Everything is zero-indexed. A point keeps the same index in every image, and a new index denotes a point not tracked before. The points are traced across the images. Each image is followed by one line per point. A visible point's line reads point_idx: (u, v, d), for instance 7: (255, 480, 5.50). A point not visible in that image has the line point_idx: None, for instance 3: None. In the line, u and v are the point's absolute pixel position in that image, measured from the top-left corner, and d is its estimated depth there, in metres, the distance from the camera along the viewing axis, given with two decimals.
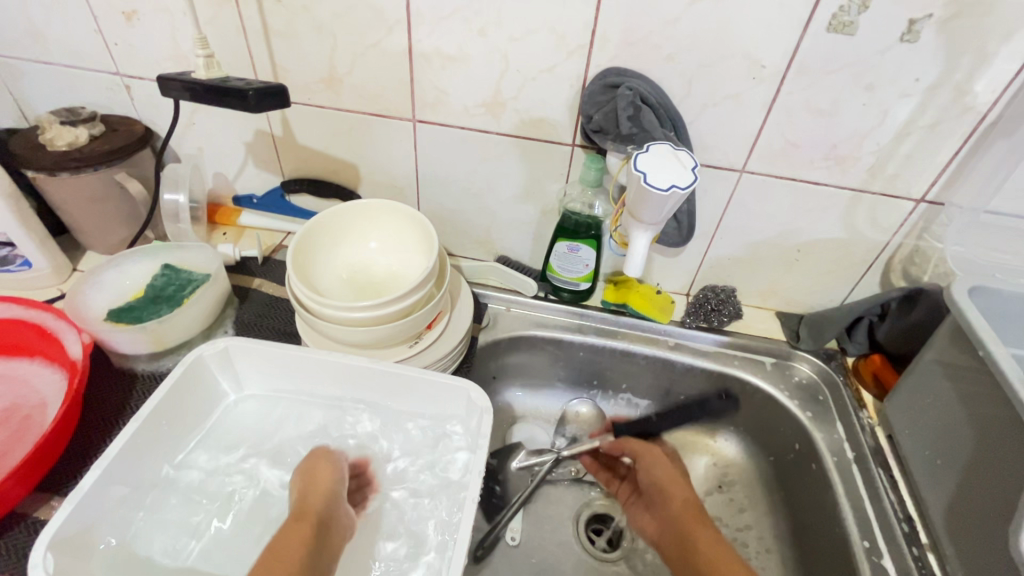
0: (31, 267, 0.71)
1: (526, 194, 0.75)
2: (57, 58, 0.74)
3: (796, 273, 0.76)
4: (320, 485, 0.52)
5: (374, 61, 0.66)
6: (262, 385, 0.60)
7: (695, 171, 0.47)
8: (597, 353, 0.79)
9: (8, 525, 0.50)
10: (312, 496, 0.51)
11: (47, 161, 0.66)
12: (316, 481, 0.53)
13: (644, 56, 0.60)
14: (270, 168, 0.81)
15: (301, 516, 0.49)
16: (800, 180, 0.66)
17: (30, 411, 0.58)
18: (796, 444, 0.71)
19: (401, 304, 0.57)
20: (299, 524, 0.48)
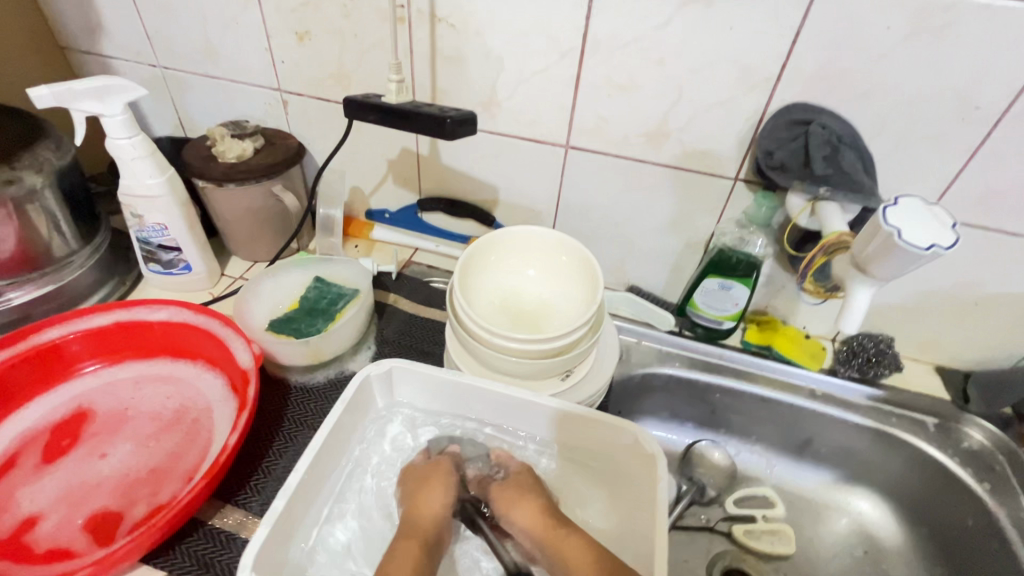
0: (191, 271, 0.74)
1: (673, 226, 0.72)
2: (223, 73, 0.78)
3: (968, 328, 0.69)
4: (430, 510, 0.54)
5: (538, 87, 0.66)
6: (415, 403, 0.60)
7: (959, 231, 0.43)
8: (735, 396, 0.74)
9: (189, 530, 0.51)
10: (422, 517, 0.53)
11: (217, 172, 0.69)
12: (425, 503, 0.54)
13: (838, 91, 0.56)
14: (408, 185, 0.82)
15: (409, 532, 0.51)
16: (996, 229, 0.60)
17: (199, 415, 0.60)
18: (969, 519, 0.64)
19: (566, 337, 0.56)
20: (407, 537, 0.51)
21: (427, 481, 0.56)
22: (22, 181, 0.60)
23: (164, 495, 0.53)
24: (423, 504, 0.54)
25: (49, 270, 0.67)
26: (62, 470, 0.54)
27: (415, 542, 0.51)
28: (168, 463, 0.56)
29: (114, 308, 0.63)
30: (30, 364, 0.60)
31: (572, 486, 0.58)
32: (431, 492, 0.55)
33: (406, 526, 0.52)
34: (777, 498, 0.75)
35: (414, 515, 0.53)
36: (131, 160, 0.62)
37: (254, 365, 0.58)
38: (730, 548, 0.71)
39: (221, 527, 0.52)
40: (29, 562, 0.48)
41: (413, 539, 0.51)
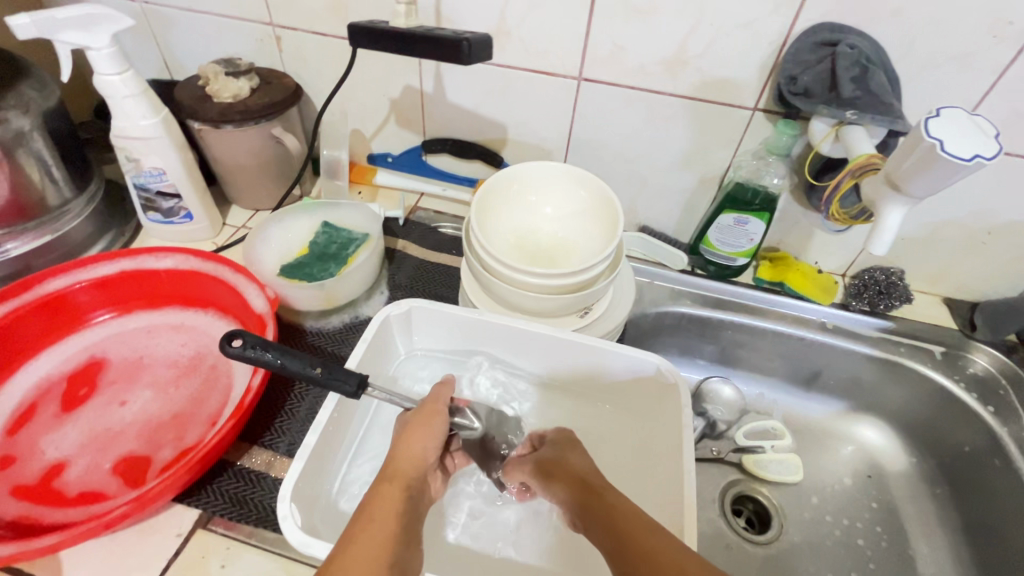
0: (192, 219, 0.72)
1: (689, 160, 0.70)
2: (210, 6, 0.73)
3: (979, 258, 0.70)
4: (413, 452, 0.46)
5: (550, 12, 0.62)
6: (433, 342, 0.60)
7: (1002, 142, 0.42)
8: (746, 332, 0.75)
9: (219, 470, 0.51)
10: (402, 461, 0.46)
11: (214, 113, 0.66)
12: (409, 443, 0.47)
13: (868, 9, 0.54)
14: (411, 126, 0.79)
15: (392, 477, 0.44)
16: (1016, 155, 0.59)
17: (216, 361, 0.59)
18: (967, 446, 0.67)
19: (584, 275, 0.55)
20: (389, 483, 0.44)
21: (415, 419, 0.48)
22: (9, 123, 0.57)
23: (189, 438, 0.53)
24: (413, 440, 0.47)
25: (46, 220, 0.64)
26: (83, 418, 0.54)
27: (400, 491, 0.43)
28: (190, 408, 0.56)
29: (118, 256, 0.62)
30: (38, 314, 0.58)
31: (609, 427, 0.58)
32: (420, 432, 0.47)
33: (387, 471, 0.45)
34: (785, 429, 0.76)
35: (395, 459, 0.46)
36: (123, 100, 0.59)
37: (270, 309, 0.57)
38: (742, 476, 0.74)
39: (249, 467, 0.52)
40: (62, 505, 0.48)
41: (395, 484, 0.44)
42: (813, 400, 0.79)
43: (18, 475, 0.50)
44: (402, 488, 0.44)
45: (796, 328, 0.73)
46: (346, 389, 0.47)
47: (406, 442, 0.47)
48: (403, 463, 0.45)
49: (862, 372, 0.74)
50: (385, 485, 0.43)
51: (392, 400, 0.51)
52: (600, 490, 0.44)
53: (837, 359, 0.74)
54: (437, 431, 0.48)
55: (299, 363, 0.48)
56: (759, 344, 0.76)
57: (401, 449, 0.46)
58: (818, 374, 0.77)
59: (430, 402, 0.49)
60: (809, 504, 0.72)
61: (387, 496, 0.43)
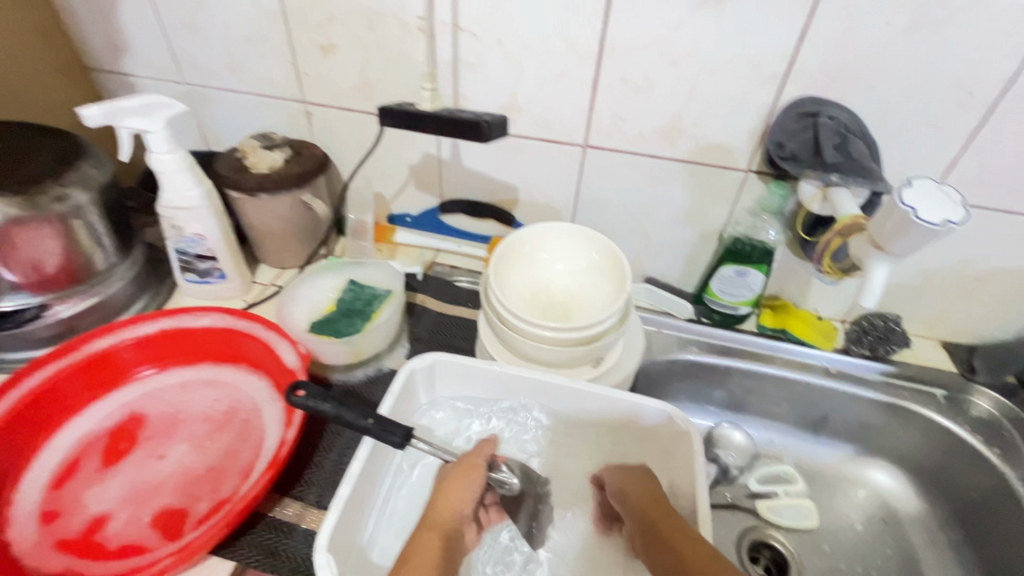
0: (225, 279, 0.77)
1: (689, 217, 0.76)
2: (249, 87, 0.80)
3: (971, 303, 0.73)
4: (451, 503, 0.51)
5: (557, 89, 0.69)
6: (454, 394, 0.63)
7: (967, 207, 0.47)
8: (752, 377, 0.78)
9: (252, 522, 0.54)
10: (440, 511, 0.50)
11: (251, 182, 0.73)
12: (448, 494, 0.51)
13: (843, 85, 0.60)
14: (429, 189, 0.85)
15: (429, 527, 0.49)
16: (993, 208, 0.64)
17: (248, 415, 0.63)
18: (974, 491, 0.69)
19: (595, 327, 0.59)
20: (426, 532, 0.48)
21: (455, 472, 0.52)
22: (70, 198, 0.63)
23: (224, 491, 0.56)
24: (450, 492, 0.51)
25: (93, 283, 0.69)
26: (124, 472, 0.57)
27: (438, 541, 0.48)
28: (224, 461, 0.58)
29: (160, 316, 0.66)
30: (84, 371, 0.62)
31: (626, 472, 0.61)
32: (462, 487, 0.51)
33: (426, 520, 0.50)
34: (796, 474, 0.77)
35: (434, 508, 0.50)
36: (173, 174, 0.65)
37: (302, 364, 0.61)
38: (759, 524, 0.74)
39: (281, 518, 0.54)
40: (104, 558, 0.51)
41: (433, 533, 0.48)
42: (824, 443, 0.80)
43: (63, 529, 0.52)
44: (440, 537, 0.48)
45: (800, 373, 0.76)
46: (392, 441, 0.50)
47: (445, 493, 0.51)
48: (442, 514, 0.50)
49: (870, 415, 0.76)
50: (425, 533, 0.48)
51: (435, 451, 0.53)
52: (665, 508, 0.51)
53: (843, 402, 0.76)
54: (473, 485, 0.52)
55: (355, 413, 0.51)
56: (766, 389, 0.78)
57: (439, 501, 0.51)
58: (826, 418, 0.79)
59: (471, 457, 0.53)
60: (826, 549, 0.72)
61: (427, 544, 0.47)
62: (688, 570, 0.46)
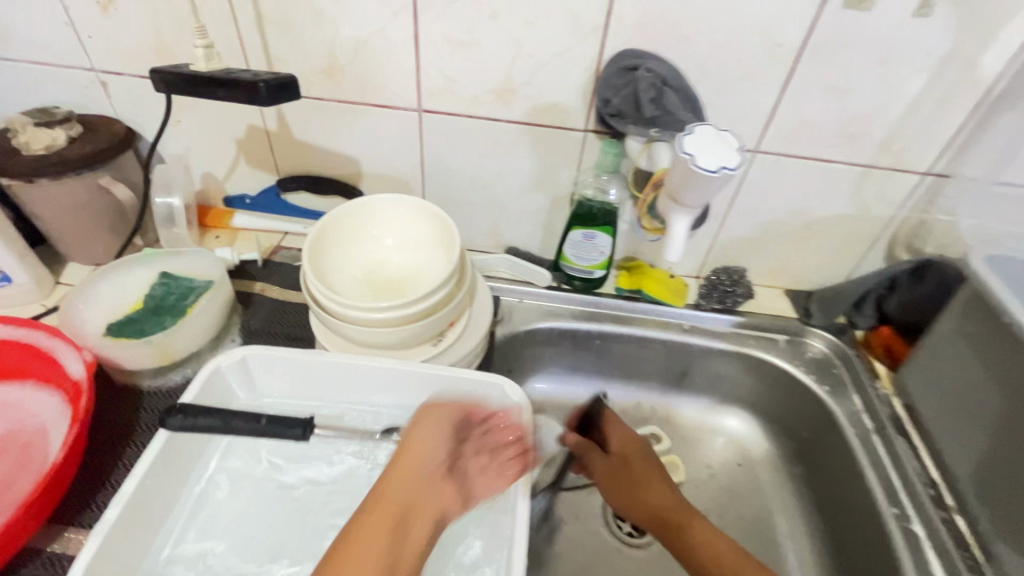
0: (11, 282, 0.66)
1: (538, 182, 0.73)
2: (21, 54, 0.67)
3: (806, 251, 0.76)
4: (424, 446, 0.51)
5: (379, 47, 0.63)
6: (281, 391, 0.58)
7: (742, 153, 0.50)
8: (613, 340, 0.78)
9: (21, 562, 0.47)
10: (415, 454, 0.50)
11: (23, 166, 0.61)
12: (420, 438, 0.52)
13: (662, 37, 0.58)
14: (264, 165, 0.76)
15: (375, 506, 0.47)
16: (812, 158, 0.66)
17: (29, 438, 0.54)
18: (806, 430, 0.74)
19: (425, 302, 0.54)
20: (376, 513, 0.46)
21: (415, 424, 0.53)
22: None
23: None
24: (403, 456, 0.50)
25: None
26: None
27: (393, 512, 0.46)
28: None
29: None
30: None
31: None
32: (426, 441, 0.51)
33: (374, 496, 0.48)
34: (662, 432, 0.79)
35: (388, 477, 0.49)
36: None
37: (86, 375, 0.53)
38: None
39: (61, 552, 0.48)
40: None
41: (383, 507, 0.47)
42: (684, 398, 0.83)
43: None
44: (393, 514, 0.46)
45: (657, 333, 0.77)
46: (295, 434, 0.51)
47: (405, 449, 0.51)
48: (409, 457, 0.50)
49: (724, 365, 0.78)
50: (376, 510, 0.46)
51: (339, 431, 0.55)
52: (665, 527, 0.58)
53: (697, 357, 0.78)
54: (433, 442, 0.52)
55: (246, 416, 0.50)
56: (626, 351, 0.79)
57: (413, 450, 0.51)
58: (685, 374, 0.81)
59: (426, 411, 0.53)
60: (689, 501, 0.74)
61: (379, 519, 0.46)
62: None
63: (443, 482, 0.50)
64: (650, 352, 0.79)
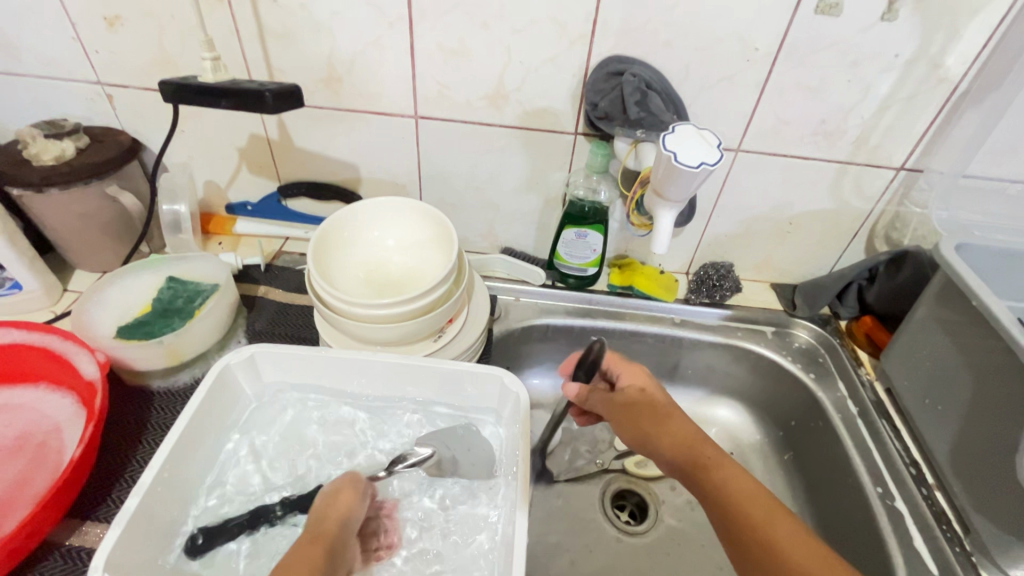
0: (22, 289, 0.68)
1: (530, 183, 0.76)
2: (28, 69, 0.70)
3: (789, 245, 0.80)
4: (341, 510, 0.48)
5: (376, 57, 0.66)
6: (288, 387, 0.61)
7: (720, 148, 0.54)
8: (607, 335, 0.80)
9: (41, 555, 0.49)
10: (333, 516, 0.47)
11: (33, 177, 0.63)
12: (338, 504, 0.48)
13: (644, 44, 0.62)
14: (265, 172, 0.79)
15: (315, 539, 0.45)
16: (792, 155, 0.69)
17: (45, 438, 0.55)
18: (793, 419, 0.77)
19: (426, 298, 0.57)
20: (311, 546, 0.44)
21: (342, 487, 0.50)
22: None
23: (7, 526, 0.49)
24: (331, 509, 0.48)
25: None
26: None
27: (314, 547, 0.44)
28: (10, 494, 0.52)
29: None
30: None
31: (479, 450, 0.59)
32: (349, 501, 0.49)
33: (312, 531, 0.45)
34: None
35: (323, 520, 0.46)
36: None
37: (101, 374, 0.55)
38: (620, 476, 0.77)
39: (79, 545, 0.50)
40: None
41: (318, 544, 0.44)
42: (678, 391, 0.85)
43: None
44: (325, 549, 0.44)
45: (650, 328, 0.80)
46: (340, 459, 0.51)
47: (330, 504, 0.48)
48: (331, 519, 0.47)
49: (716, 358, 0.81)
50: (308, 545, 0.44)
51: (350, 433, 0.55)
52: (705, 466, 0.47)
53: (689, 350, 0.81)
54: (360, 500, 0.50)
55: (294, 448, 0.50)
56: (620, 347, 0.82)
57: (342, 503, 0.48)
58: (678, 367, 0.83)
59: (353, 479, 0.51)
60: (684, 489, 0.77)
61: (305, 553, 0.43)
62: (741, 523, 0.45)
63: (354, 540, 0.49)
64: (643, 347, 0.81)
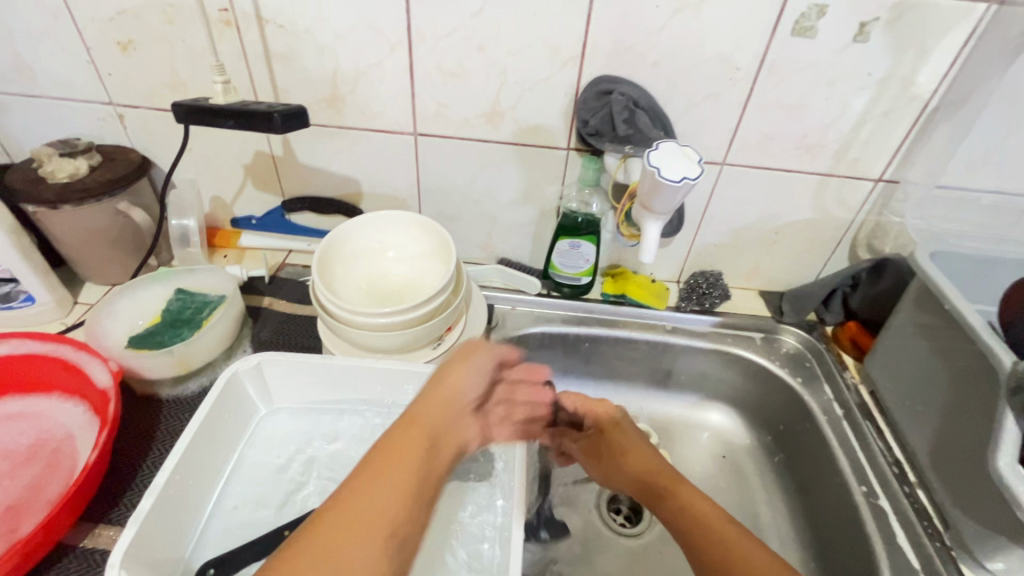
0: (34, 302, 0.70)
1: (525, 196, 0.79)
2: (44, 91, 0.73)
3: (775, 254, 0.83)
4: (453, 383, 0.53)
5: (378, 78, 0.69)
6: (292, 394, 0.63)
7: (701, 164, 0.57)
8: (601, 342, 0.83)
9: (56, 557, 0.51)
10: (443, 389, 0.53)
11: (48, 194, 0.66)
12: (451, 375, 0.54)
13: (632, 64, 0.65)
14: (270, 188, 0.82)
15: (411, 423, 0.49)
16: (775, 168, 0.72)
17: (59, 445, 0.57)
18: (781, 424, 0.79)
19: (426, 307, 0.59)
20: (412, 431, 0.48)
21: (456, 356, 0.56)
22: None
23: (23, 529, 0.51)
24: (433, 397, 0.52)
25: None
26: None
27: (416, 441, 0.48)
28: (26, 499, 0.54)
29: None
30: None
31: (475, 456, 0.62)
32: (461, 369, 0.55)
33: (410, 416, 0.50)
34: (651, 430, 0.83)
35: (431, 390, 0.52)
36: None
37: (114, 382, 0.57)
38: None
39: (93, 547, 0.52)
40: None
41: (416, 429, 0.49)
42: (670, 397, 0.87)
43: None
44: (425, 439, 0.48)
45: (642, 334, 0.82)
46: None
47: (438, 390, 0.53)
48: (444, 394, 0.52)
49: (705, 364, 0.83)
50: (410, 428, 0.48)
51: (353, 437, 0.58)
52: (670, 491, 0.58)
53: (681, 356, 0.83)
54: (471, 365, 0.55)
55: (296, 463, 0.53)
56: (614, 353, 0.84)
57: (448, 387, 0.53)
58: (670, 373, 0.86)
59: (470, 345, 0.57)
60: None
61: (408, 441, 0.47)
62: (698, 531, 0.53)
63: (467, 417, 0.54)
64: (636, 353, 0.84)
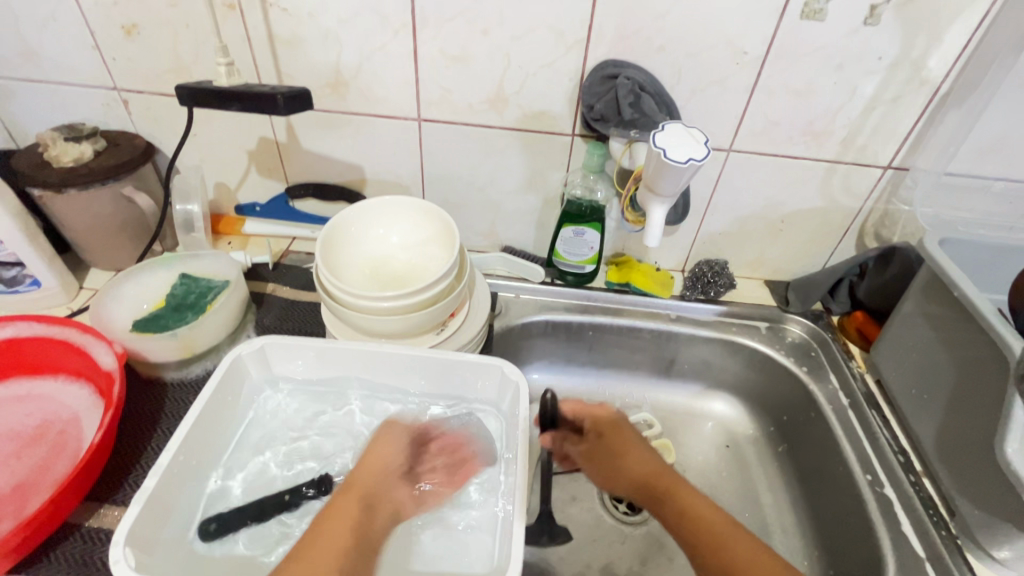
0: (40, 286, 0.70)
1: (529, 184, 0.78)
2: (48, 76, 0.73)
3: (781, 243, 0.82)
4: (377, 462, 0.54)
5: (381, 62, 0.69)
6: (295, 378, 0.63)
7: (707, 146, 0.56)
8: (604, 331, 0.82)
9: (62, 535, 0.51)
10: (369, 467, 0.53)
11: (53, 178, 0.66)
12: (374, 453, 0.55)
13: (638, 48, 0.64)
14: (273, 174, 0.82)
15: (349, 490, 0.50)
16: (782, 155, 0.72)
17: (64, 426, 0.58)
18: (785, 413, 0.79)
19: (429, 292, 0.59)
20: (345, 497, 0.50)
21: (380, 436, 0.56)
22: None
23: (30, 508, 0.52)
24: (367, 462, 0.54)
25: None
26: None
27: (356, 503, 0.49)
28: (32, 478, 0.54)
29: None
30: None
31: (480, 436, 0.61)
32: (381, 450, 0.55)
33: (345, 485, 0.51)
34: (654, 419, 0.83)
35: (358, 472, 0.52)
36: None
37: (118, 364, 0.57)
38: None
39: (98, 526, 0.52)
40: None
41: (351, 496, 0.50)
42: (674, 386, 0.87)
43: None
44: (359, 500, 0.50)
45: (646, 322, 0.82)
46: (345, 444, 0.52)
47: (368, 458, 0.54)
48: (365, 469, 0.53)
49: (709, 353, 0.83)
50: (343, 496, 0.50)
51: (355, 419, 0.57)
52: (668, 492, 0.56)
53: (684, 345, 0.83)
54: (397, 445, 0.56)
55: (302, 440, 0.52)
56: (617, 342, 0.84)
57: (374, 456, 0.54)
58: (674, 363, 0.85)
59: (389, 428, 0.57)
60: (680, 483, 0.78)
61: (345, 506, 0.49)
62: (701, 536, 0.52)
63: (400, 487, 0.54)
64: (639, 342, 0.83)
